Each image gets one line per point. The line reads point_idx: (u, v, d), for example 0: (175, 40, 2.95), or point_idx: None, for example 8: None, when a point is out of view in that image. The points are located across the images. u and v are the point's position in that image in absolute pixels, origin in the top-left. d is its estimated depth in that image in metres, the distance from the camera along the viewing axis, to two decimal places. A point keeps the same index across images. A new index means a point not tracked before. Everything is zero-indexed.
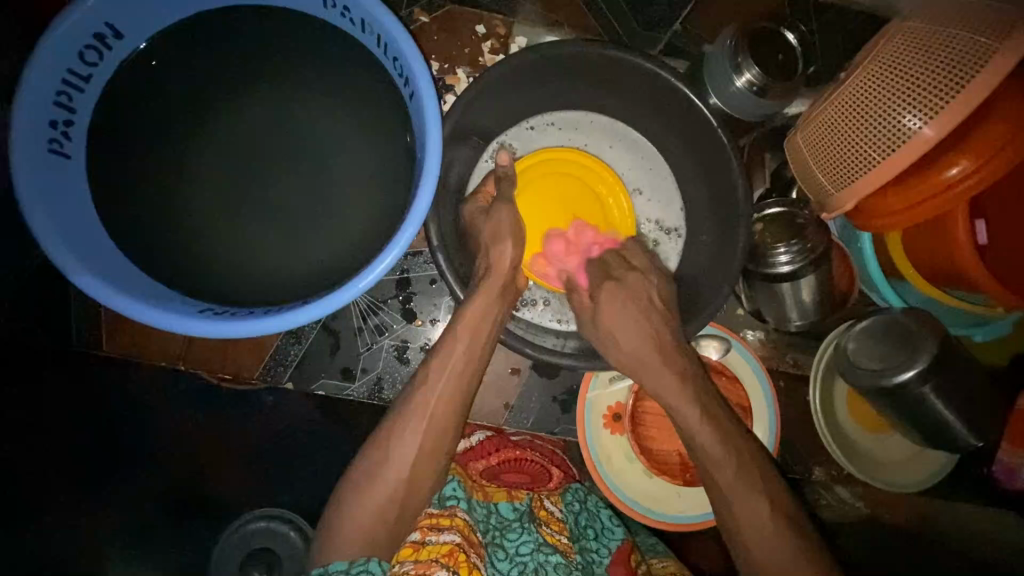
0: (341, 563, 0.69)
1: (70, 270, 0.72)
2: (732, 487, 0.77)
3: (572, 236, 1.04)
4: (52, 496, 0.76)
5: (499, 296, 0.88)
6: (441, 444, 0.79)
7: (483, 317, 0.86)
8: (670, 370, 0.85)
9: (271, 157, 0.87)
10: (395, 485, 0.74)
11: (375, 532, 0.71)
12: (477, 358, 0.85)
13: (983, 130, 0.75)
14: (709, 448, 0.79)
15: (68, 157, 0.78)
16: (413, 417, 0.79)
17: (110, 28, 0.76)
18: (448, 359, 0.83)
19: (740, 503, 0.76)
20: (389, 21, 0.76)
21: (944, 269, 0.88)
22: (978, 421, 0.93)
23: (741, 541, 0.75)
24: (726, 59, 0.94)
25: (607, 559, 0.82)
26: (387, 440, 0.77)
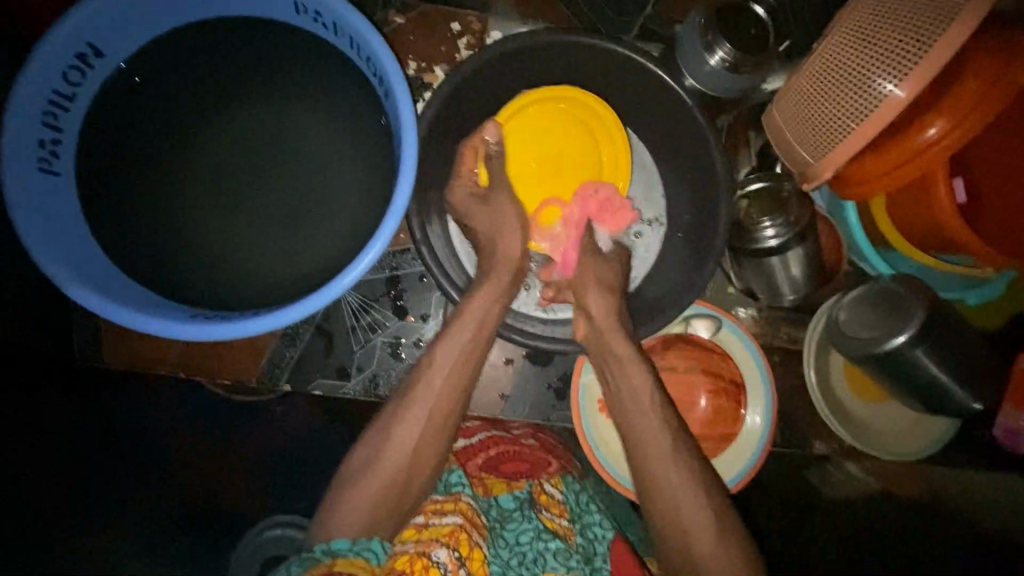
0: (344, 541, 0.70)
1: (61, 282, 0.74)
2: (639, 412, 0.83)
3: (602, 202, 1.00)
4: (53, 497, 0.78)
5: (508, 284, 0.90)
6: (446, 426, 0.81)
7: (485, 309, 0.86)
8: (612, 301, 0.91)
9: (254, 164, 0.89)
10: (398, 468, 0.76)
11: (375, 510, 0.73)
12: (483, 343, 0.86)
13: (959, 85, 0.74)
14: (644, 407, 0.83)
15: (57, 174, 0.80)
16: (416, 402, 0.80)
17: (92, 49, 0.79)
18: (454, 345, 0.84)
19: (688, 510, 0.77)
20: (360, 26, 0.78)
21: (931, 231, 0.87)
22: (976, 385, 0.93)
23: (667, 519, 0.79)
24: (695, 37, 0.94)
25: (609, 533, 0.84)
26: (391, 425, 0.79)
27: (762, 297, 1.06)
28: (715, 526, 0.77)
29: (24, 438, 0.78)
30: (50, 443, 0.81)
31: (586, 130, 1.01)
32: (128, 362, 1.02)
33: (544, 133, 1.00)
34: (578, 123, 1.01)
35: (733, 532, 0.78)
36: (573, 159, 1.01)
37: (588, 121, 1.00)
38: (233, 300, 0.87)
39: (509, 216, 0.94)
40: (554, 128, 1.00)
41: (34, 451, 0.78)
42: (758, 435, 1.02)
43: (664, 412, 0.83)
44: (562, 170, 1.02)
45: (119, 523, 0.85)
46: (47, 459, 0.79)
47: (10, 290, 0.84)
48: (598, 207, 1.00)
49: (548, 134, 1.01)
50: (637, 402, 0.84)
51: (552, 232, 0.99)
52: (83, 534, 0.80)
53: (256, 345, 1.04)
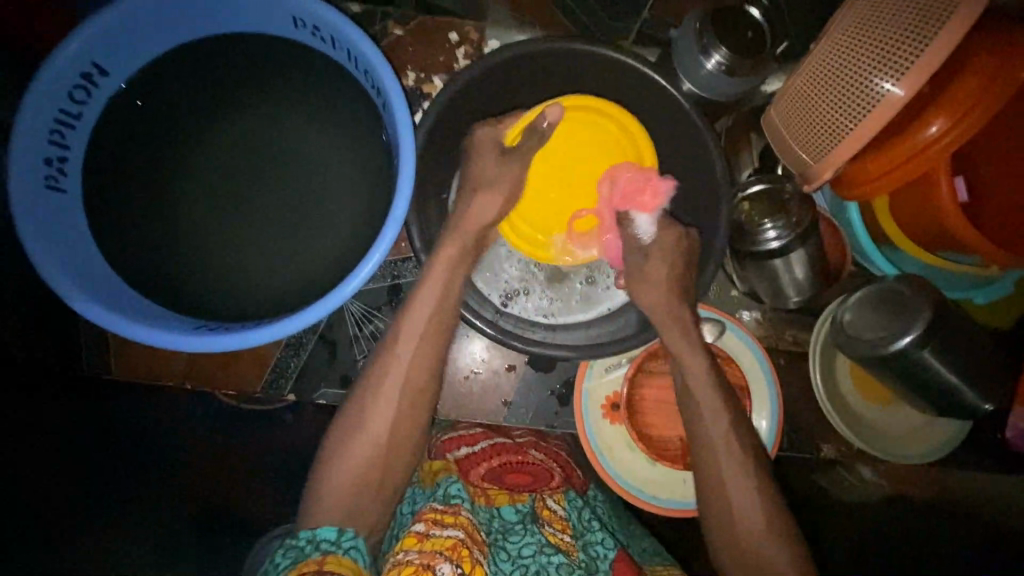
0: (330, 531, 0.68)
1: (68, 296, 0.75)
2: (704, 407, 0.84)
3: (631, 186, 0.95)
4: (53, 496, 0.82)
5: (470, 251, 0.89)
6: (419, 402, 0.81)
7: (450, 279, 0.86)
8: (659, 294, 0.90)
9: (255, 176, 0.90)
10: (374, 448, 0.77)
11: (355, 497, 0.74)
12: (448, 314, 0.85)
13: (959, 82, 0.73)
14: (705, 404, 0.84)
15: (64, 191, 0.82)
16: (389, 379, 0.80)
17: (97, 67, 0.81)
18: (416, 318, 0.83)
19: (744, 508, 0.79)
20: (356, 38, 0.79)
21: (936, 230, 0.86)
22: (986, 386, 0.92)
23: (728, 516, 0.80)
24: (692, 42, 0.95)
25: (612, 552, 0.84)
26: (363, 404, 0.79)
27: (766, 300, 1.05)
28: (770, 528, 0.78)
29: (24, 438, 0.82)
30: (50, 442, 0.84)
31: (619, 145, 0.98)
32: (133, 374, 1.04)
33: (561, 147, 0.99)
34: (611, 136, 0.98)
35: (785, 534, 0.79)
36: (593, 160, 0.99)
37: (619, 135, 0.98)
38: (234, 310, 0.88)
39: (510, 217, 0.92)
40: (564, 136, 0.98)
41: (35, 451, 0.82)
42: (764, 438, 1.02)
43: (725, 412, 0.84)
44: (595, 175, 0.99)
45: (119, 522, 0.87)
46: (47, 459, 0.83)
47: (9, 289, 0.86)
48: (630, 196, 0.95)
49: (569, 148, 0.99)
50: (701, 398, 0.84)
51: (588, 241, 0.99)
52: (82, 534, 0.83)
53: (261, 354, 1.05)
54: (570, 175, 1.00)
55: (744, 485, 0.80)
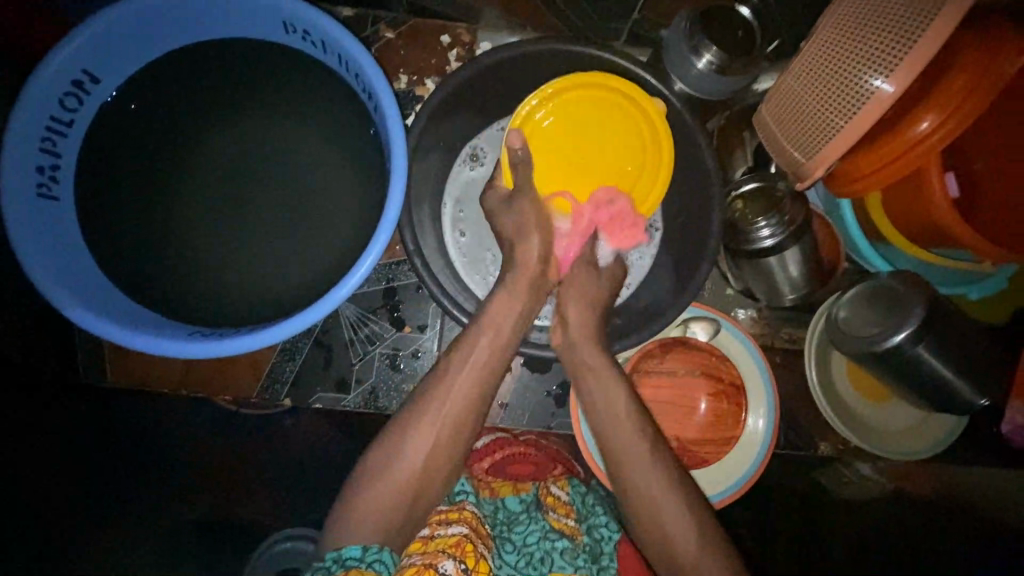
0: (356, 548, 0.69)
1: (59, 304, 0.75)
2: (620, 435, 0.81)
3: (613, 212, 0.95)
4: (53, 496, 0.82)
5: (524, 289, 0.88)
6: (461, 433, 0.78)
7: (502, 317, 0.85)
8: (581, 310, 0.89)
9: (247, 181, 0.90)
10: (410, 472, 0.74)
11: (389, 522, 0.72)
12: (501, 351, 0.83)
13: (946, 79, 0.73)
14: (622, 430, 0.81)
15: (56, 199, 0.82)
16: (432, 411, 0.78)
17: (88, 74, 0.81)
18: (470, 355, 0.81)
19: (673, 524, 0.76)
20: (348, 42, 0.79)
21: (927, 227, 0.87)
22: (982, 381, 0.92)
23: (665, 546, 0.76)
24: (681, 41, 0.94)
25: (615, 534, 0.84)
26: (404, 427, 0.77)
27: (761, 299, 1.05)
28: (707, 549, 0.75)
29: (24, 438, 0.81)
30: (50, 443, 0.84)
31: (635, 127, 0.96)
32: (129, 381, 1.04)
33: (571, 128, 0.98)
34: (628, 117, 0.96)
35: (718, 544, 0.76)
36: (591, 159, 0.99)
37: (637, 115, 0.96)
38: (229, 314, 0.88)
39: (530, 214, 0.90)
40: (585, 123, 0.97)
41: (34, 450, 0.82)
42: (759, 438, 1.01)
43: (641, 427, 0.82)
44: (585, 174, 0.98)
45: (119, 523, 0.88)
46: (47, 459, 0.83)
47: (8, 290, 0.85)
48: (612, 223, 0.96)
49: (578, 131, 0.98)
50: (618, 425, 0.82)
51: (563, 225, 0.96)
52: (82, 535, 0.83)
53: (257, 358, 1.05)
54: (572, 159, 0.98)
55: (676, 511, 0.76)
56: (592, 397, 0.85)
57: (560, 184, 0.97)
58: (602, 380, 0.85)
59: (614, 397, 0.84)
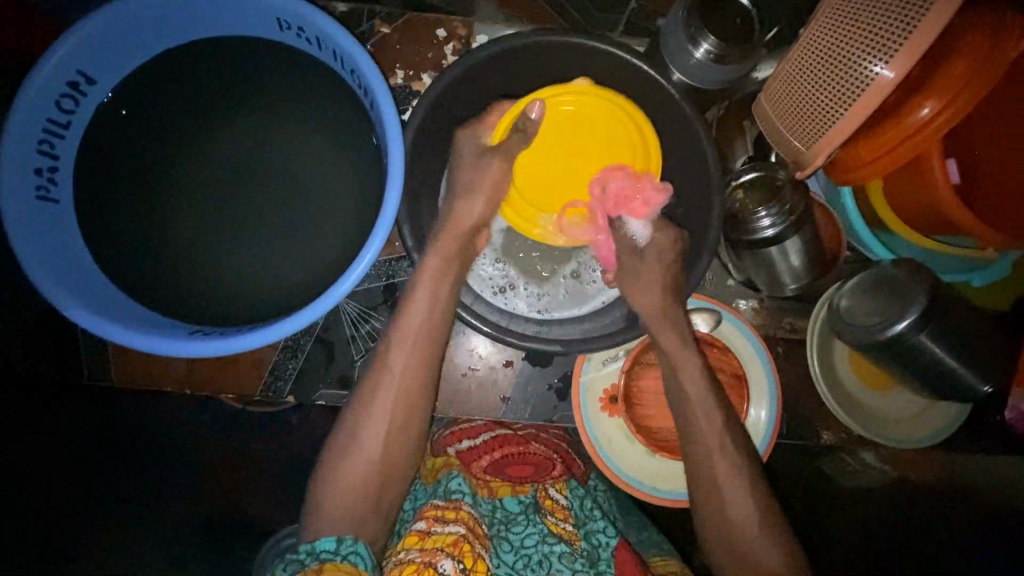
0: (330, 541, 0.69)
1: (63, 304, 0.76)
2: (693, 415, 0.84)
3: (620, 193, 0.93)
4: (53, 496, 0.87)
5: (456, 256, 0.87)
6: (412, 420, 0.79)
7: (438, 290, 0.84)
8: (652, 293, 0.90)
9: (245, 180, 0.90)
10: (368, 462, 0.76)
11: (357, 507, 0.74)
12: (439, 323, 0.84)
13: (948, 64, 0.72)
14: (696, 410, 0.84)
15: (55, 202, 0.82)
16: (381, 391, 0.79)
17: (83, 75, 0.81)
18: (408, 331, 0.82)
19: (738, 508, 0.79)
20: (342, 37, 0.79)
21: (930, 214, 0.86)
22: (986, 368, 0.91)
23: (726, 527, 0.79)
24: (679, 31, 0.93)
25: (613, 541, 0.83)
26: (356, 417, 0.78)
27: (762, 289, 1.05)
28: (768, 534, 0.78)
29: (24, 438, 0.86)
30: (50, 443, 0.89)
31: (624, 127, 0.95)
32: (132, 379, 1.03)
33: (570, 135, 0.97)
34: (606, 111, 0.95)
35: (779, 534, 0.79)
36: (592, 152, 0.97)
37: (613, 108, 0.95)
38: (229, 313, 0.88)
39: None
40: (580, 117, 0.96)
41: (33, 451, 0.86)
42: (763, 428, 1.01)
43: (718, 414, 0.84)
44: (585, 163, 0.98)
45: (118, 523, 0.93)
46: (47, 459, 0.88)
47: None
48: (622, 203, 0.94)
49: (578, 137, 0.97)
50: (692, 405, 0.84)
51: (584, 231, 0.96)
52: (82, 534, 0.89)
53: (257, 358, 1.04)
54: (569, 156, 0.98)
55: (742, 495, 0.79)
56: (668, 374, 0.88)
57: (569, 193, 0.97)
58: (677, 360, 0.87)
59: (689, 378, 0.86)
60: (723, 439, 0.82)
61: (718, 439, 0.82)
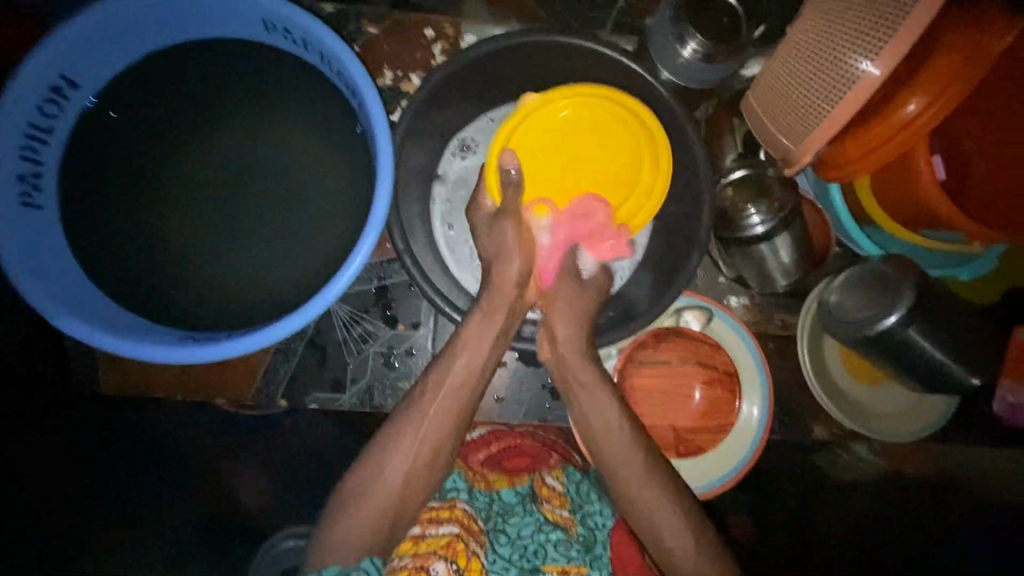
0: (336, 568, 0.72)
1: (53, 316, 0.75)
2: (609, 445, 0.84)
3: (595, 223, 0.93)
4: (53, 496, 0.88)
5: (500, 313, 0.86)
6: (440, 454, 0.78)
7: (478, 337, 0.84)
8: (574, 314, 0.90)
9: (233, 183, 0.89)
10: (386, 500, 0.74)
11: (371, 542, 0.73)
12: (476, 372, 0.83)
13: (933, 60, 0.73)
14: (614, 439, 0.84)
15: (40, 208, 0.81)
16: (409, 430, 0.78)
17: (66, 79, 0.80)
18: (446, 377, 0.81)
19: (670, 531, 0.79)
20: (329, 39, 0.78)
21: (917, 210, 0.87)
22: (974, 361, 0.93)
23: (664, 553, 0.79)
24: (667, 30, 0.93)
25: (610, 522, 0.85)
26: (384, 446, 0.77)
27: (753, 287, 1.05)
28: (703, 552, 0.78)
29: (24, 437, 0.87)
30: (49, 442, 0.90)
31: (632, 134, 0.96)
32: (123, 388, 1.03)
33: (550, 139, 0.96)
34: (609, 115, 0.95)
35: (715, 547, 0.79)
36: (584, 160, 0.98)
37: (616, 110, 0.94)
38: (220, 318, 0.87)
39: (510, 235, 0.86)
40: (576, 122, 0.96)
41: (32, 451, 0.88)
42: (755, 426, 1.02)
43: (635, 432, 0.84)
44: (568, 174, 0.98)
45: (118, 523, 0.94)
46: (47, 458, 0.89)
47: None
48: (595, 232, 0.94)
49: (564, 140, 0.97)
50: (609, 434, 0.84)
51: (545, 227, 0.91)
52: (83, 534, 0.90)
53: (250, 362, 1.04)
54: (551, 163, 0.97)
55: (671, 519, 0.79)
56: (581, 405, 0.88)
57: (544, 191, 0.97)
58: (590, 388, 0.87)
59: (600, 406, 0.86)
60: (642, 464, 0.82)
61: (641, 457, 0.82)
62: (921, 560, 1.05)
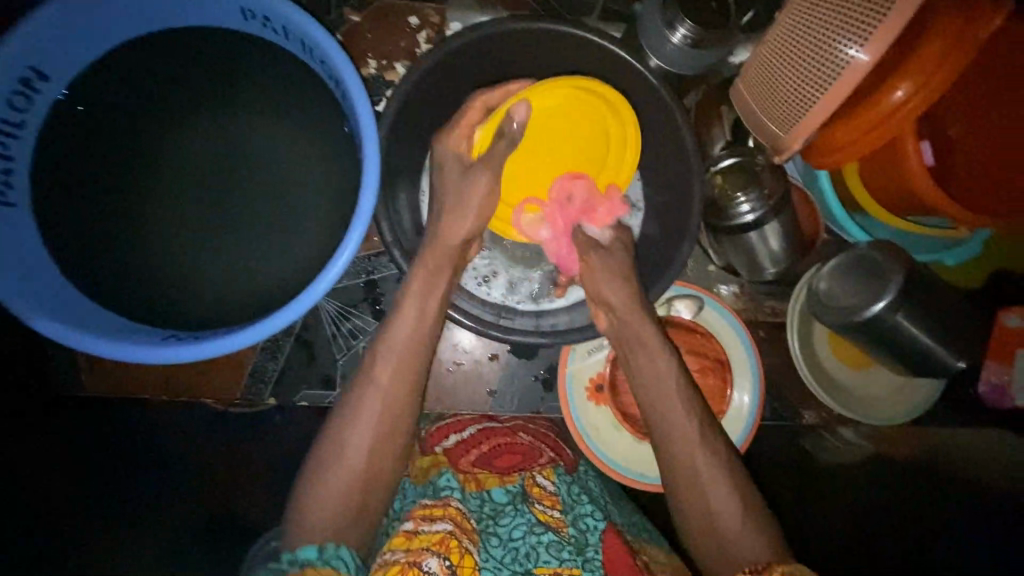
0: (311, 549, 0.68)
1: (27, 316, 0.73)
2: (660, 390, 0.81)
3: (584, 201, 0.94)
4: (54, 496, 0.86)
5: (442, 271, 0.86)
6: (399, 419, 0.77)
7: (422, 299, 0.83)
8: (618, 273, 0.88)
9: (214, 177, 0.87)
10: (352, 474, 0.73)
11: (338, 519, 0.71)
12: (425, 333, 0.82)
13: (922, 46, 0.72)
14: (664, 389, 0.81)
15: (11, 205, 0.79)
16: (367, 399, 0.77)
17: (34, 70, 0.76)
18: (394, 340, 0.80)
19: (713, 486, 0.75)
20: (311, 27, 0.76)
21: (904, 196, 0.87)
22: (961, 345, 0.94)
23: (703, 509, 0.74)
24: (656, 16, 0.93)
25: (601, 524, 0.82)
26: (343, 422, 0.76)
27: (743, 274, 1.05)
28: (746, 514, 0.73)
29: (25, 436, 0.87)
30: (51, 441, 0.89)
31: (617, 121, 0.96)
32: (109, 389, 1.02)
33: (540, 127, 0.95)
34: (587, 104, 0.94)
35: (759, 514, 0.74)
36: (575, 147, 0.98)
37: (591, 95, 0.93)
38: (204, 315, 0.85)
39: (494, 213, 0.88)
40: (566, 106, 0.94)
41: (34, 450, 0.87)
42: (745, 413, 1.03)
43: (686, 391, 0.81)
44: (560, 159, 0.98)
45: (119, 522, 0.88)
46: (49, 457, 0.88)
47: None
48: (586, 210, 0.94)
49: (554, 130, 0.96)
50: (657, 382, 0.82)
51: (538, 225, 0.96)
52: (82, 534, 0.84)
53: (237, 360, 1.03)
54: (547, 153, 0.98)
55: (716, 472, 0.75)
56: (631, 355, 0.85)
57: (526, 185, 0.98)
58: (642, 337, 0.85)
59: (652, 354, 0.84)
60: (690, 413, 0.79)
61: (693, 424, 0.78)
62: (916, 553, 1.04)
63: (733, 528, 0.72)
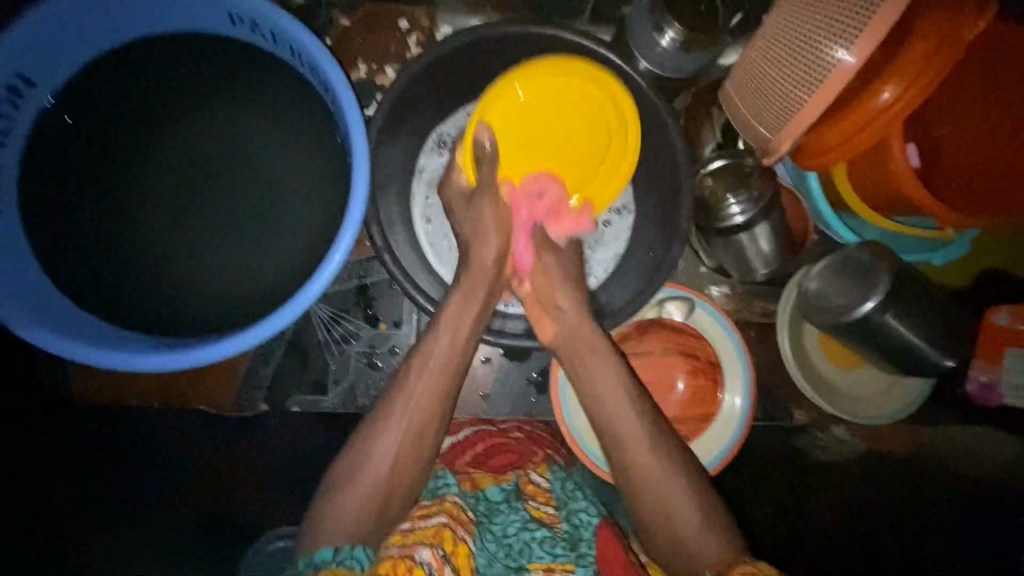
0: (327, 551, 0.67)
1: (15, 324, 0.72)
2: (610, 396, 0.83)
3: (550, 202, 0.93)
4: (53, 496, 0.90)
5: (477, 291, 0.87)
6: (425, 436, 0.78)
7: (459, 317, 0.84)
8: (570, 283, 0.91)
9: (202, 183, 0.86)
10: (377, 483, 0.74)
11: (362, 526, 0.71)
12: (459, 350, 0.83)
13: (907, 48, 0.73)
14: (613, 396, 0.83)
15: None
16: (394, 410, 0.78)
17: (20, 77, 0.76)
18: (429, 357, 0.81)
19: (668, 487, 0.76)
20: (299, 33, 0.76)
21: (893, 197, 0.88)
22: (949, 345, 0.95)
23: (659, 511, 0.76)
24: (645, 19, 0.93)
25: (595, 519, 0.82)
26: (368, 433, 0.77)
27: (734, 275, 1.06)
28: (702, 513, 0.75)
29: (24, 437, 0.90)
30: (49, 442, 0.92)
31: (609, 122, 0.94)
32: (96, 397, 1.00)
33: (539, 126, 0.93)
34: (596, 101, 0.92)
35: (716, 511, 0.76)
36: (573, 148, 0.95)
37: (604, 99, 0.92)
38: (194, 320, 0.85)
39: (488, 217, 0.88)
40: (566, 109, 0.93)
41: (33, 451, 0.90)
42: (737, 415, 1.02)
43: (636, 396, 0.83)
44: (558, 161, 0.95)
45: (120, 522, 0.94)
46: (47, 459, 0.91)
47: None
48: (550, 211, 0.94)
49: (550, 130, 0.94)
50: (607, 388, 0.84)
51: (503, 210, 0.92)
52: (81, 534, 0.91)
53: (228, 365, 1.02)
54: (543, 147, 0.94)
55: (670, 474, 0.77)
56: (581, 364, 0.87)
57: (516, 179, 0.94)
58: (594, 345, 0.87)
59: (600, 362, 0.85)
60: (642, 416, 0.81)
61: (646, 433, 0.80)
62: (912, 552, 1.04)
63: (689, 528, 0.74)
